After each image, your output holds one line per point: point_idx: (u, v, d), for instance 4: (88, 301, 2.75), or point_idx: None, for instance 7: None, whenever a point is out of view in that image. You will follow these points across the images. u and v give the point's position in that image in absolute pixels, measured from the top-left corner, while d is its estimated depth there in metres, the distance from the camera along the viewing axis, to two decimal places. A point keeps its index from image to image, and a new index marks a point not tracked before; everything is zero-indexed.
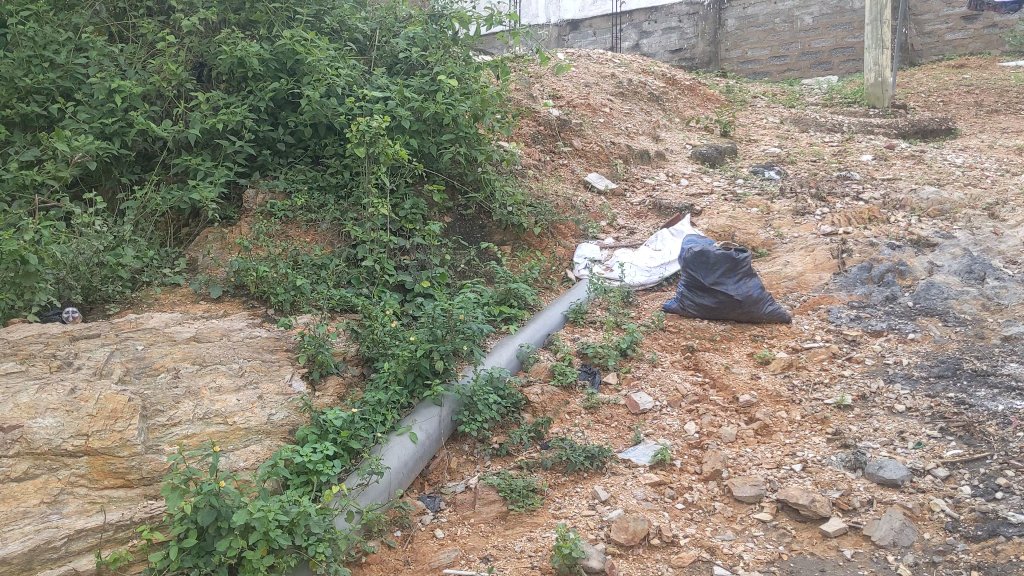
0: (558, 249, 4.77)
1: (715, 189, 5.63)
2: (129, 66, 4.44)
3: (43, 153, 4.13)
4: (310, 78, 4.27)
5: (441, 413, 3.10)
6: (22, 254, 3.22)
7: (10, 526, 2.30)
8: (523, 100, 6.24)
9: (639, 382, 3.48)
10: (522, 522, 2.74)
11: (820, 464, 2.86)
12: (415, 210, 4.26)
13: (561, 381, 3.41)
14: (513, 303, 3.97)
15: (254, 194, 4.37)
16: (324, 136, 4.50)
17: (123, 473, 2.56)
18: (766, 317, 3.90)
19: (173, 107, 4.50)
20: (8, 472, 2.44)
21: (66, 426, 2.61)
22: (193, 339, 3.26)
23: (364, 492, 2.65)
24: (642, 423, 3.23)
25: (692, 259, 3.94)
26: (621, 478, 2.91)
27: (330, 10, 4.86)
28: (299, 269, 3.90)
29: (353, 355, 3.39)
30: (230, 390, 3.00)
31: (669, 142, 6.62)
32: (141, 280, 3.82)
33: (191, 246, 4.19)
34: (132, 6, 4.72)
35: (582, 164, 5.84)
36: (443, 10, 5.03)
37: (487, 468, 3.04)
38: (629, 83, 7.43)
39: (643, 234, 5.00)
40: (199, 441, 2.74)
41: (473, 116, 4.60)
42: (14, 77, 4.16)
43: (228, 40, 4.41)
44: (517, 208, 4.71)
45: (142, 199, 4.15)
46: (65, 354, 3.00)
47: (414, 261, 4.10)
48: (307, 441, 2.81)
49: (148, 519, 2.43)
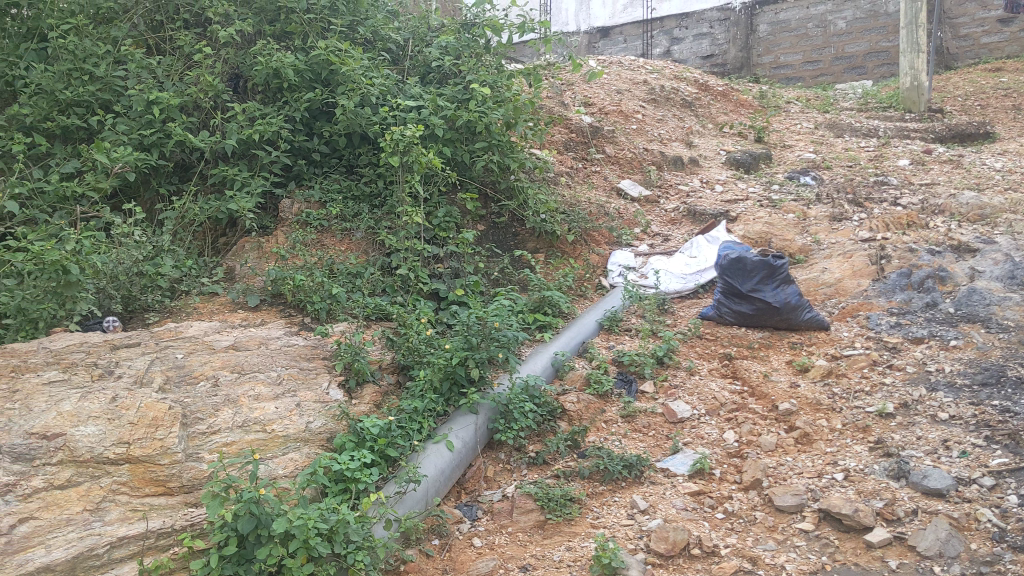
0: (592, 256, 4.71)
1: (750, 195, 5.57)
2: (167, 78, 4.51)
3: (84, 165, 4.20)
4: (345, 88, 4.32)
5: (477, 422, 3.09)
6: (64, 263, 3.26)
7: (53, 533, 2.33)
8: (555, 107, 6.23)
9: (676, 391, 3.44)
10: (561, 532, 2.72)
11: (862, 473, 2.82)
12: (448, 218, 4.27)
13: (597, 391, 3.39)
14: (547, 312, 3.96)
15: (289, 204, 4.40)
16: (359, 145, 4.54)
17: (164, 481, 2.58)
18: (805, 324, 3.84)
19: (211, 118, 4.55)
20: (51, 480, 2.47)
21: (108, 435, 2.64)
22: (232, 347, 3.28)
23: (402, 500, 2.66)
24: (680, 431, 3.20)
25: (729, 266, 3.87)
26: (659, 488, 2.89)
27: (364, 21, 4.90)
28: (335, 277, 3.92)
29: (389, 363, 3.39)
30: (269, 398, 3.02)
31: (702, 148, 6.57)
32: (180, 289, 3.85)
33: (229, 256, 4.23)
34: (169, 19, 4.82)
35: (615, 171, 5.83)
36: (475, 19, 5.05)
37: (524, 476, 3.03)
38: (661, 89, 7.39)
39: (677, 241, 4.96)
40: (239, 449, 2.76)
41: (506, 124, 4.58)
42: (55, 90, 4.26)
43: (265, 51, 4.46)
44: (550, 216, 4.66)
45: (181, 209, 4.23)
46: (106, 362, 3.02)
47: (448, 269, 4.10)
48: (344, 449, 2.81)
49: (189, 527, 2.45)
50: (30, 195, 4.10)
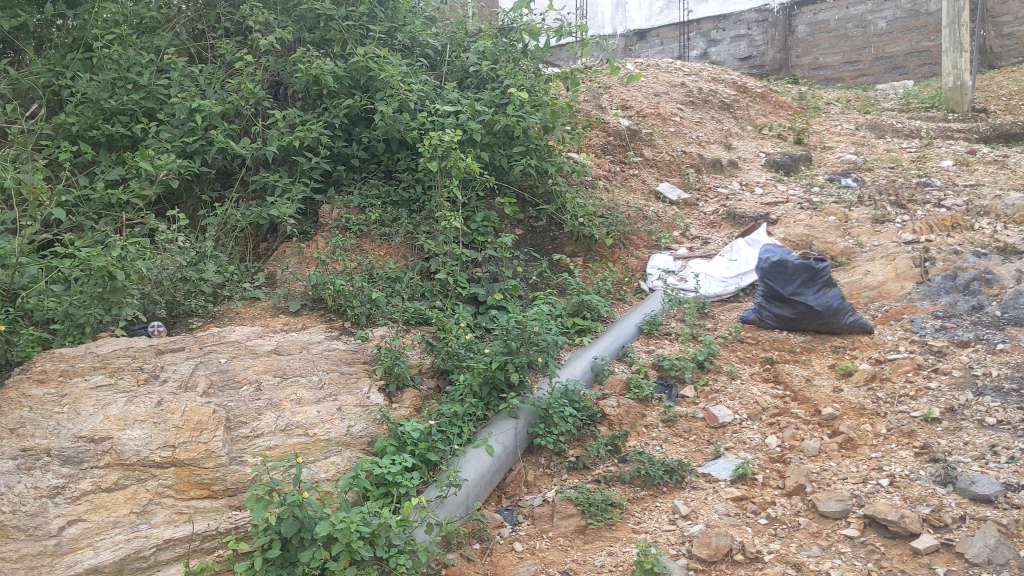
0: (631, 260, 4.69)
1: (790, 198, 5.51)
2: (209, 86, 4.57)
3: (128, 172, 4.26)
4: (384, 93, 4.35)
5: (517, 426, 3.09)
6: (111, 269, 3.29)
7: (101, 536, 2.38)
8: (593, 111, 6.22)
9: (717, 395, 3.41)
10: (602, 537, 2.71)
11: (908, 479, 2.78)
12: (487, 223, 4.29)
13: (637, 395, 3.37)
14: (586, 316, 3.95)
15: (329, 209, 4.44)
16: (397, 151, 4.57)
17: (208, 484, 2.61)
18: (847, 327, 3.79)
19: (252, 125, 4.60)
20: (99, 483, 2.52)
21: (154, 438, 2.68)
22: (274, 352, 3.31)
23: (443, 504, 2.67)
24: (722, 436, 3.17)
25: (769, 269, 3.83)
26: (701, 493, 2.87)
27: (402, 27, 4.91)
28: (375, 282, 3.94)
29: (429, 367, 3.39)
30: (311, 402, 3.04)
31: (741, 151, 6.52)
32: (223, 294, 3.88)
33: (270, 261, 4.27)
34: (210, 28, 4.89)
35: (654, 174, 5.80)
36: (513, 24, 5.07)
37: (565, 481, 3.03)
38: (699, 92, 7.35)
39: (717, 244, 4.92)
40: (282, 453, 2.78)
41: (544, 128, 4.58)
42: (100, 99, 4.35)
43: (304, 59, 4.51)
44: (589, 219, 4.65)
45: (223, 216, 4.28)
46: (152, 366, 3.06)
47: (486, 273, 4.11)
48: (385, 454, 2.83)
49: (234, 529, 2.47)
50: (76, 202, 4.17)
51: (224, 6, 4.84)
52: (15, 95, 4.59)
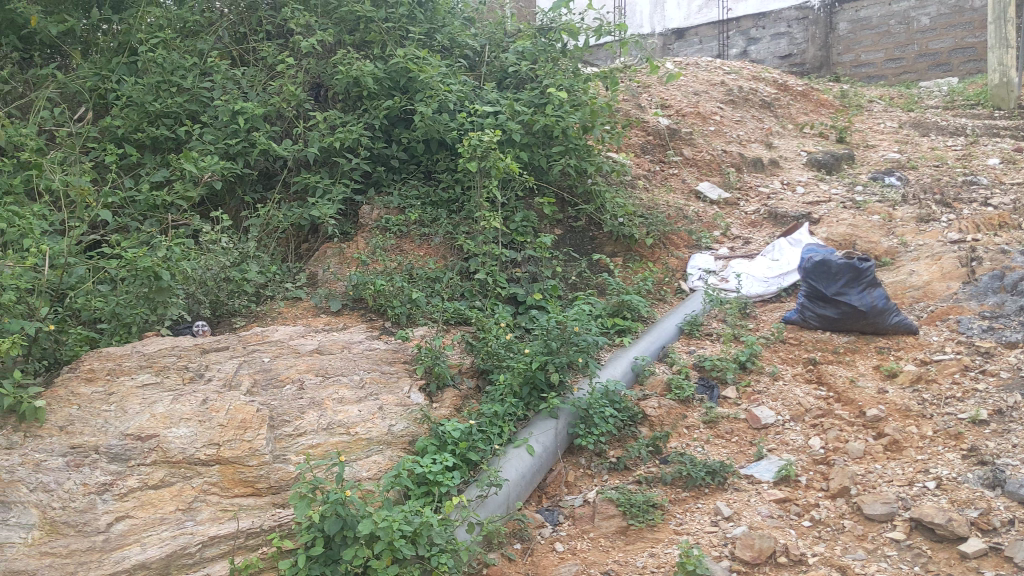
0: (671, 259, 4.67)
1: (833, 197, 5.45)
2: (251, 88, 4.62)
3: (172, 174, 4.32)
4: (423, 94, 4.37)
5: (558, 426, 3.09)
6: (156, 270, 3.34)
7: (148, 532, 2.43)
8: (632, 110, 6.20)
9: (760, 396, 3.38)
10: (643, 538, 2.70)
11: (955, 481, 2.73)
12: (526, 223, 4.29)
13: (678, 396, 3.35)
14: (626, 316, 3.93)
15: (369, 210, 4.46)
16: (437, 152, 4.58)
17: (252, 481, 2.64)
18: (892, 328, 3.74)
19: (293, 126, 4.64)
20: (146, 480, 2.56)
21: (199, 436, 2.71)
22: (316, 351, 3.33)
23: (484, 504, 2.68)
24: (765, 437, 3.15)
25: (812, 269, 3.79)
26: (743, 494, 2.84)
27: (441, 28, 4.94)
28: (415, 282, 3.96)
29: (469, 366, 3.40)
30: (353, 401, 3.06)
31: (782, 150, 6.46)
32: (266, 294, 3.93)
33: (312, 261, 4.30)
34: (252, 31, 4.95)
35: (693, 173, 5.77)
36: (551, 24, 5.06)
37: (605, 481, 3.02)
38: (739, 90, 7.29)
39: (759, 243, 4.88)
40: (324, 451, 2.81)
41: (583, 128, 4.57)
42: (145, 102, 4.40)
43: (345, 60, 4.54)
44: (628, 219, 4.63)
45: (265, 217, 4.33)
46: (196, 365, 3.10)
47: (525, 273, 4.11)
48: (426, 453, 2.84)
49: (278, 527, 2.51)
50: (122, 204, 4.24)
51: (266, 9, 4.89)
52: (62, 99, 4.68)
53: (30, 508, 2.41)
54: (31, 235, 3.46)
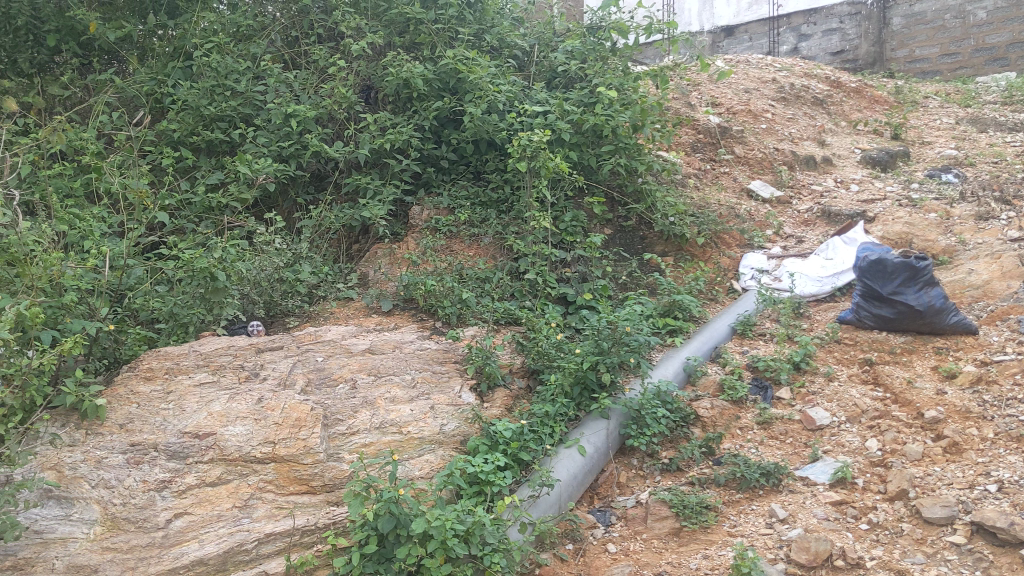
0: (723, 258, 4.62)
1: (888, 195, 5.35)
2: (303, 91, 4.67)
3: (227, 176, 4.39)
4: (473, 95, 4.38)
5: (609, 426, 3.07)
6: (212, 271, 3.39)
7: (206, 529, 2.48)
8: (682, 109, 6.16)
9: (814, 397, 3.33)
10: (696, 539, 2.68)
11: (1018, 485, 2.66)
12: (576, 223, 4.28)
13: (731, 397, 3.32)
14: (677, 316, 3.91)
15: (419, 210, 4.49)
16: (486, 152, 4.60)
17: (307, 479, 2.67)
18: (950, 328, 3.66)
19: (344, 128, 4.69)
20: (203, 478, 2.61)
21: (255, 434, 2.75)
22: (368, 351, 3.36)
23: (535, 504, 2.69)
24: (820, 439, 3.10)
25: (868, 268, 3.72)
26: (799, 497, 2.81)
27: (490, 29, 4.95)
28: (465, 282, 3.97)
29: (519, 366, 3.40)
30: (405, 400, 3.08)
31: (835, 147, 6.37)
32: (318, 294, 3.97)
33: (363, 262, 4.34)
34: (304, 34, 5.00)
35: (745, 171, 5.70)
36: (600, 23, 5.05)
37: (657, 483, 3.00)
38: (791, 87, 7.19)
39: (812, 242, 4.81)
40: (377, 450, 2.84)
41: (632, 126, 4.53)
42: (200, 106, 4.48)
43: (395, 62, 4.58)
44: (679, 218, 4.59)
45: (317, 218, 4.37)
46: (252, 364, 3.14)
47: (575, 274, 4.10)
48: (478, 452, 2.85)
49: (332, 525, 2.53)
50: (178, 206, 4.32)
51: (317, 13, 4.94)
52: (120, 103, 4.78)
53: (93, 504, 2.51)
54: (91, 236, 3.54)
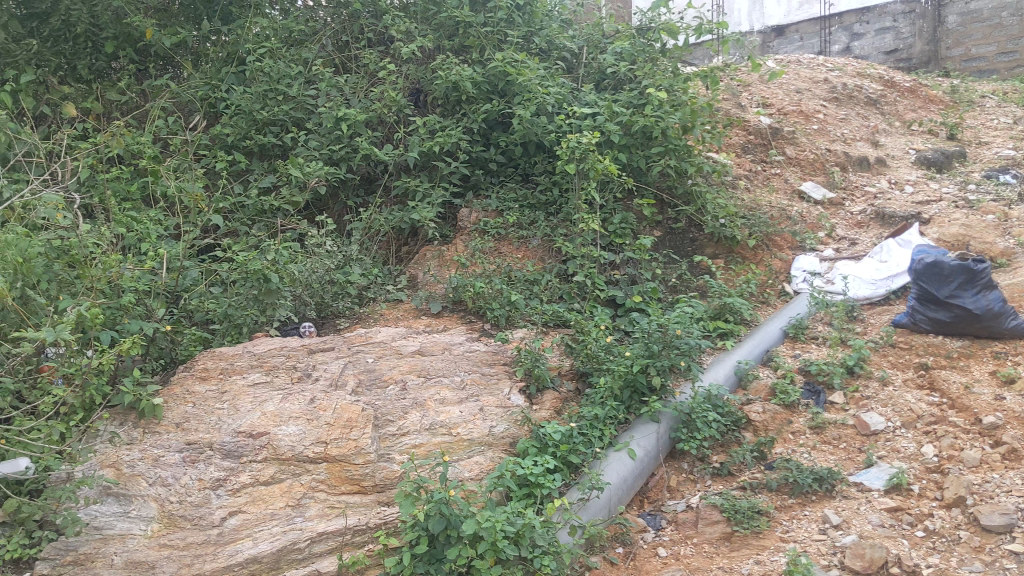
0: (774, 261, 4.57)
1: (944, 196, 5.25)
2: (353, 95, 4.71)
3: (279, 180, 4.44)
4: (522, 98, 4.40)
5: (659, 430, 3.06)
6: (265, 273, 3.46)
7: (259, 527, 2.52)
8: (732, 109, 6.11)
9: (868, 402, 3.28)
10: (748, 545, 2.65)
11: None
12: (625, 225, 4.23)
13: (783, 401, 3.28)
14: (728, 319, 3.87)
15: (468, 213, 4.50)
16: (535, 154, 4.60)
17: (358, 479, 2.69)
18: (1009, 332, 3.57)
19: (394, 131, 4.72)
20: (257, 476, 2.65)
21: (307, 434, 2.78)
22: (418, 352, 3.38)
23: (586, 507, 2.68)
24: (874, 444, 3.06)
25: (923, 271, 3.64)
26: (853, 503, 2.77)
27: (539, 31, 4.96)
28: (513, 284, 3.98)
29: (568, 369, 3.39)
30: (454, 402, 3.09)
31: (889, 148, 6.26)
32: (368, 296, 4.01)
33: (412, 263, 4.37)
34: (354, 38, 5.05)
35: (797, 173, 5.63)
36: (650, 24, 5.03)
37: (708, 487, 2.98)
38: (844, 87, 7.09)
39: (865, 244, 4.73)
40: (427, 451, 2.86)
41: (683, 128, 4.47)
42: (253, 110, 4.55)
43: (444, 65, 4.61)
44: (730, 220, 4.54)
45: (367, 220, 4.41)
46: (304, 365, 3.18)
47: (624, 276, 4.05)
48: (528, 454, 2.87)
49: (383, 525, 2.55)
50: (232, 209, 4.38)
51: (367, 17, 4.99)
52: (176, 108, 4.87)
53: (150, 501, 2.56)
54: (148, 239, 3.61)
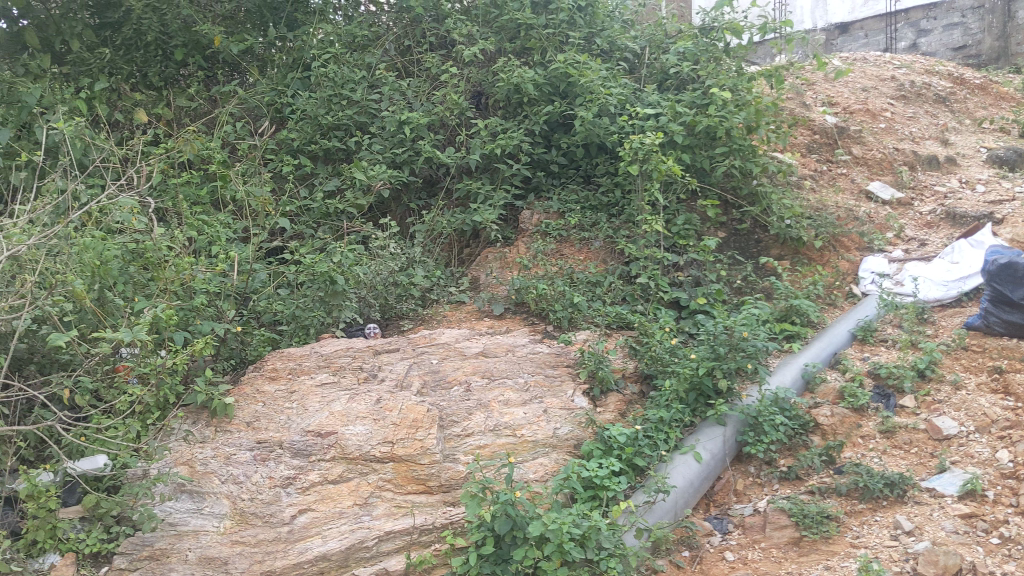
0: (841, 262, 4.50)
1: (1018, 195, 5.11)
2: (416, 99, 4.74)
3: (343, 183, 4.51)
4: (584, 99, 4.40)
5: (726, 433, 3.03)
6: (332, 275, 3.55)
7: (328, 525, 2.57)
8: (797, 109, 6.03)
9: (941, 406, 3.21)
10: (817, 550, 2.62)
11: None
12: (689, 226, 4.19)
13: (851, 404, 3.22)
14: (795, 321, 3.82)
15: (530, 215, 4.53)
16: (596, 156, 4.59)
17: (424, 479, 2.71)
18: None
19: (456, 134, 4.75)
20: (326, 475, 2.70)
21: (374, 434, 2.82)
22: (482, 353, 3.40)
23: (652, 510, 2.68)
24: (947, 449, 2.99)
25: (997, 272, 3.51)
26: (925, 508, 2.71)
27: (601, 32, 4.95)
28: (576, 286, 3.97)
29: (632, 371, 3.36)
30: (518, 404, 3.10)
31: (960, 146, 6.12)
32: (431, 297, 4.03)
33: (474, 265, 4.39)
34: (417, 42, 5.09)
35: (864, 172, 5.53)
36: (713, 24, 4.98)
37: (776, 491, 2.95)
38: (912, 85, 6.95)
39: (936, 245, 4.63)
40: (492, 452, 2.87)
41: (747, 128, 4.42)
42: (318, 115, 4.62)
43: (506, 68, 4.63)
44: (796, 221, 4.48)
45: (429, 222, 4.43)
46: (370, 366, 3.22)
47: (688, 278, 4.01)
48: (592, 457, 2.87)
49: (449, 524, 2.57)
50: (298, 212, 4.45)
51: (429, 21, 5.03)
52: (244, 113, 4.96)
53: (222, 498, 2.63)
54: (218, 242, 3.70)
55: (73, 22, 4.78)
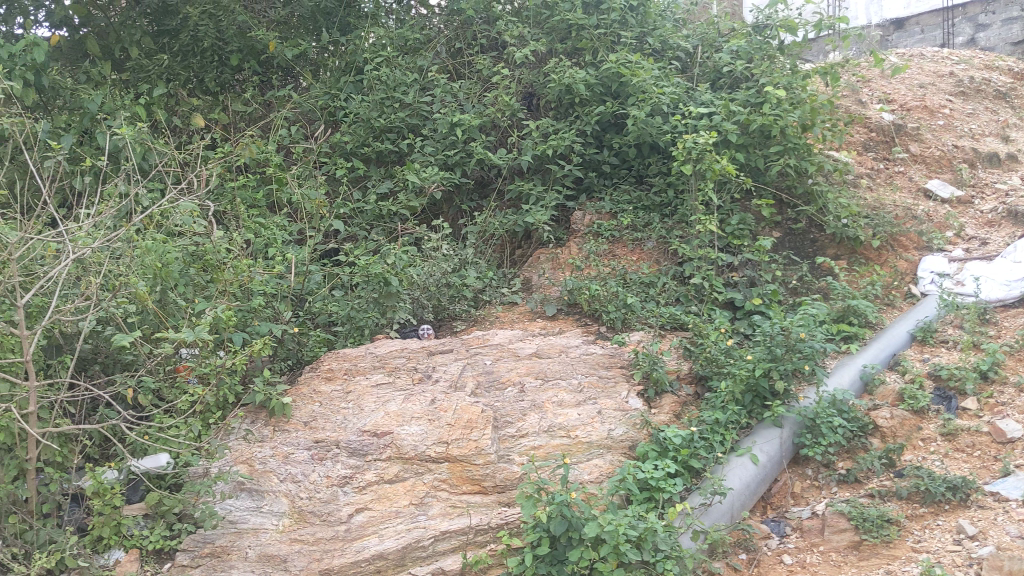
0: (899, 262, 4.42)
1: None
2: (467, 100, 4.76)
3: (396, 185, 4.55)
4: (636, 98, 4.37)
5: (783, 435, 2.99)
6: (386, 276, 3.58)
7: (385, 524, 2.59)
8: (852, 106, 5.94)
9: (1004, 408, 3.13)
10: (878, 554, 2.59)
11: None
12: (743, 226, 4.14)
13: (912, 406, 3.16)
14: (852, 321, 3.75)
15: (582, 215, 4.54)
16: (649, 156, 4.57)
17: (479, 479, 2.72)
18: None
19: (507, 135, 4.76)
20: (382, 475, 2.73)
21: (430, 434, 2.84)
22: (535, 354, 3.40)
23: (708, 512, 2.66)
24: (1012, 452, 2.90)
25: None
26: (989, 513, 2.65)
27: (653, 31, 4.92)
28: (629, 287, 3.96)
29: (687, 373, 3.34)
30: (572, 405, 3.10)
31: (1022, 142, 5.97)
32: (484, 298, 4.05)
33: (526, 266, 4.40)
34: (468, 44, 5.11)
35: (922, 170, 5.43)
36: (766, 21, 4.92)
37: (834, 494, 2.91)
38: (971, 80, 6.80)
39: (997, 244, 4.52)
40: (546, 453, 2.88)
41: (802, 126, 4.36)
42: (371, 118, 4.67)
43: (557, 68, 4.63)
44: (852, 220, 4.41)
45: (482, 224, 4.45)
46: (425, 366, 3.24)
47: (743, 278, 3.97)
48: (647, 458, 2.85)
49: (504, 525, 2.58)
50: (352, 214, 4.50)
51: (480, 24, 5.05)
52: (298, 117, 5.03)
53: (281, 497, 2.67)
54: (274, 244, 3.76)
55: (133, 30, 4.90)
